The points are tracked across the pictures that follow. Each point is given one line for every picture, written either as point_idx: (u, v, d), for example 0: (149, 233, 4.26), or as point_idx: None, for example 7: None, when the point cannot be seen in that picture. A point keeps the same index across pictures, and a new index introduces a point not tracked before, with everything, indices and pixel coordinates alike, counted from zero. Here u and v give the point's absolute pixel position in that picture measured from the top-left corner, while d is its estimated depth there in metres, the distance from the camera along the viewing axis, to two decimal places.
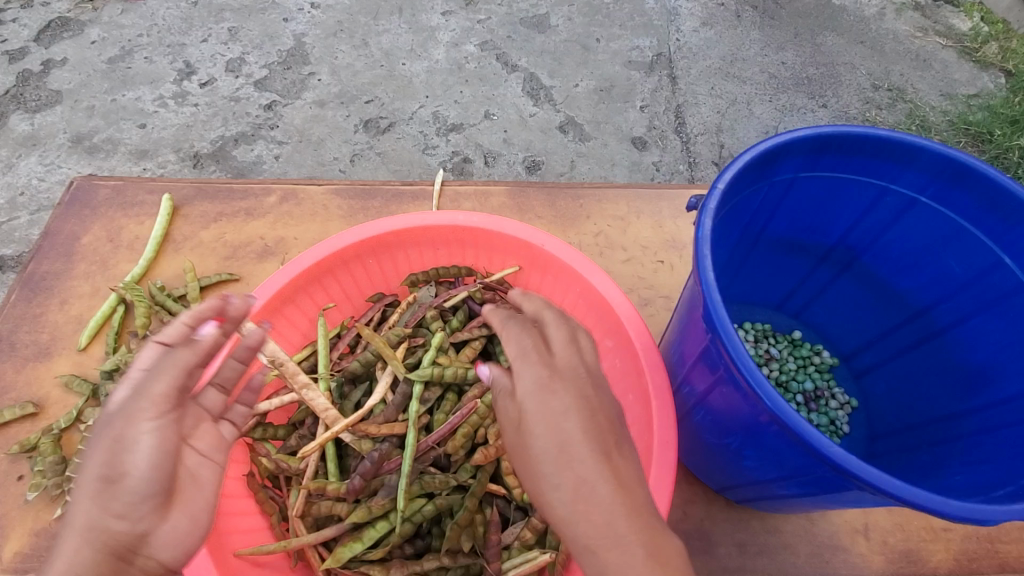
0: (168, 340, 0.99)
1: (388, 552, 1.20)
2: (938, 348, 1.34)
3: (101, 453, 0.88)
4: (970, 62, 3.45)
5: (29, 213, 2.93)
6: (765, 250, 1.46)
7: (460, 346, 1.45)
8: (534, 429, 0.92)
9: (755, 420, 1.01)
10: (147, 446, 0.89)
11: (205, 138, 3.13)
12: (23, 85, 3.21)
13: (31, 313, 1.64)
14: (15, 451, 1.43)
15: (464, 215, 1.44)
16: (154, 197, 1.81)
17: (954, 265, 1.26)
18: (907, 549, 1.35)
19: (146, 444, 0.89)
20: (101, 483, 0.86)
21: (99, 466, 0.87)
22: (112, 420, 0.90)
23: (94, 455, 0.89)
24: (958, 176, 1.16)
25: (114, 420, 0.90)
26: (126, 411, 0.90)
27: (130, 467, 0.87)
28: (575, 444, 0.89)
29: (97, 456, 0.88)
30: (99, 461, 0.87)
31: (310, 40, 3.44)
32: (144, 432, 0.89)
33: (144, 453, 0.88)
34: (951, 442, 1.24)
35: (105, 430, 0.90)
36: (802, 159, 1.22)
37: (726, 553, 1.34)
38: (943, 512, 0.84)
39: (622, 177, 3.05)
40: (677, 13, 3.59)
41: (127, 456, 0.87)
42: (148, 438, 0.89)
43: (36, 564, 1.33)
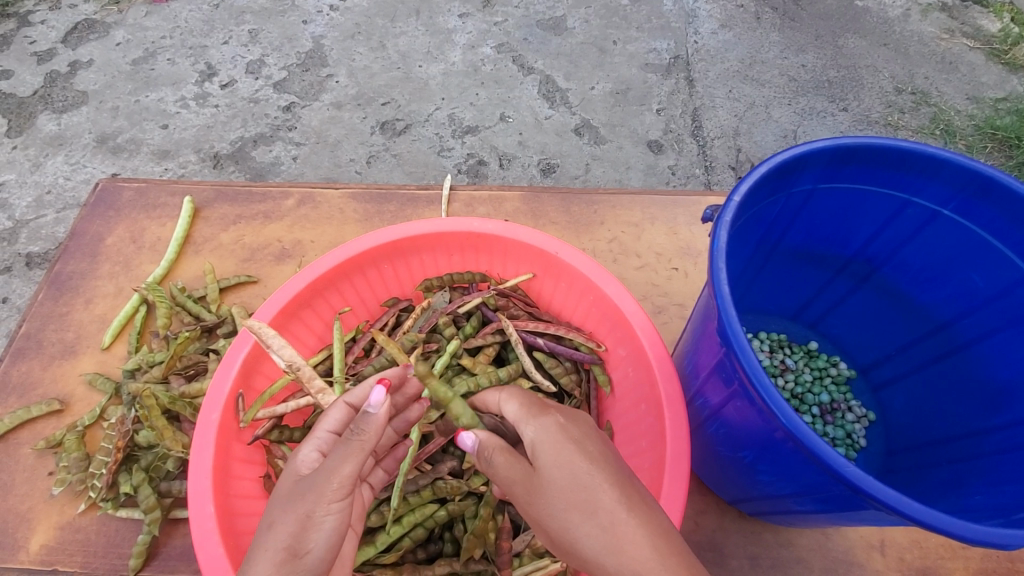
0: (348, 406, 1.06)
1: (401, 556, 1.22)
2: (961, 363, 1.32)
3: (289, 523, 0.88)
4: (997, 65, 3.37)
5: (56, 211, 3.00)
6: (783, 261, 1.45)
7: (474, 352, 1.46)
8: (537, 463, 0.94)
9: (770, 435, 1.01)
10: (333, 526, 0.90)
11: (225, 139, 3.18)
12: (51, 86, 3.29)
13: (57, 312, 1.68)
14: (41, 447, 1.47)
15: (478, 222, 1.45)
16: (176, 199, 1.85)
17: (978, 280, 1.24)
18: (925, 567, 1.33)
19: (331, 524, 0.90)
20: (284, 557, 0.86)
21: (281, 538, 0.87)
22: (301, 493, 0.91)
23: (272, 527, 0.89)
24: (983, 189, 1.13)
25: (307, 491, 0.91)
26: (308, 489, 0.91)
27: (313, 544, 0.89)
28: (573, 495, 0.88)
29: (274, 527, 0.89)
30: (284, 530, 0.88)
31: (329, 42, 3.48)
32: (333, 512, 0.91)
33: (326, 531, 0.90)
34: (970, 460, 1.22)
35: (290, 501, 0.91)
36: (821, 171, 1.21)
37: (738, 566, 1.33)
38: (961, 535, 0.83)
39: (637, 180, 3.04)
40: (695, 15, 3.56)
41: (314, 534, 0.89)
42: (334, 518, 0.91)
43: (60, 558, 1.36)
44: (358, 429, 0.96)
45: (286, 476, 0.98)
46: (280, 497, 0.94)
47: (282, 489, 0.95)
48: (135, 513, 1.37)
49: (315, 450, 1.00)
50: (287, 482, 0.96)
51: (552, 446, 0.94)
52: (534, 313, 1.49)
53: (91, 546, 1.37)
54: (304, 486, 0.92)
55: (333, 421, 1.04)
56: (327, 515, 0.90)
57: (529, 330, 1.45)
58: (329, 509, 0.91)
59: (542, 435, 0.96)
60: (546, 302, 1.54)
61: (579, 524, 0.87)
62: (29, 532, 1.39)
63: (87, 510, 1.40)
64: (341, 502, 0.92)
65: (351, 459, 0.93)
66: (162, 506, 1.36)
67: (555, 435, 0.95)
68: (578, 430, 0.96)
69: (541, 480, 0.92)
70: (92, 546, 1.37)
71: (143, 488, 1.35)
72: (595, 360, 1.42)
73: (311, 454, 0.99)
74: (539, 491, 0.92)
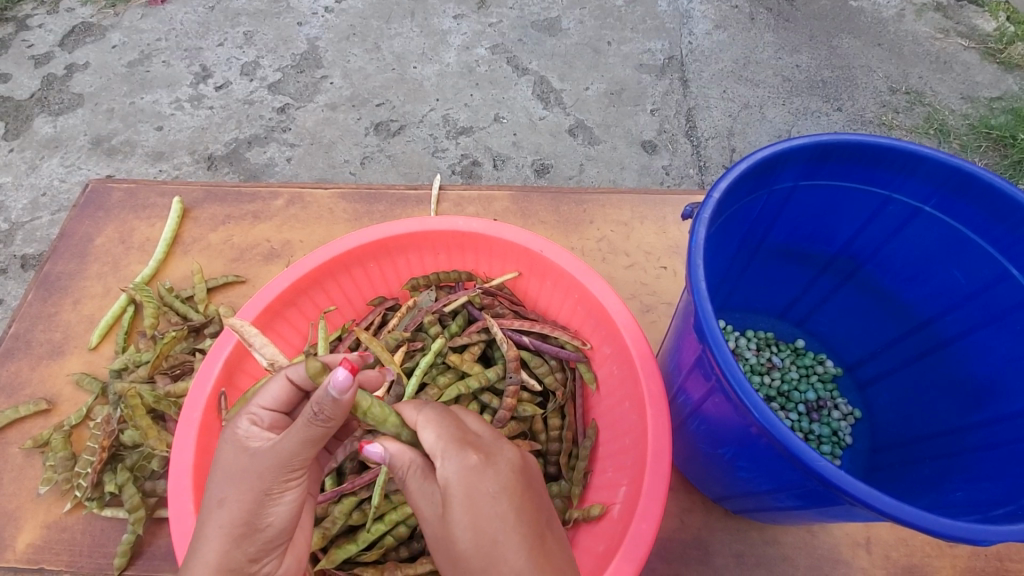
0: (291, 382, 0.98)
1: (383, 554, 1.22)
2: (943, 360, 1.32)
3: (245, 502, 0.89)
4: (993, 64, 3.38)
5: (50, 213, 3.01)
6: (767, 259, 1.46)
7: (460, 350, 1.45)
8: (455, 513, 0.82)
9: (747, 431, 1.02)
10: (292, 500, 0.93)
11: (220, 141, 3.18)
12: (47, 88, 3.30)
13: (46, 312, 1.68)
14: (27, 446, 1.47)
15: (463, 221, 1.46)
16: (166, 200, 1.85)
17: (959, 276, 1.24)
18: (910, 565, 1.33)
19: (290, 497, 0.93)
20: (242, 532, 0.89)
21: (238, 516, 0.89)
22: (256, 474, 0.89)
23: (225, 505, 0.89)
24: (963, 186, 1.14)
25: (262, 473, 0.89)
26: (264, 471, 0.89)
27: (271, 519, 0.92)
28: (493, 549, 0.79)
29: (231, 507, 0.89)
30: (240, 508, 0.89)
31: (324, 44, 3.49)
32: (291, 488, 0.93)
33: (285, 505, 0.93)
34: (953, 456, 1.22)
35: (244, 482, 0.89)
36: (802, 168, 1.21)
37: (723, 564, 1.33)
38: (932, 530, 0.83)
39: (631, 181, 3.04)
40: (690, 16, 3.57)
41: (272, 510, 0.92)
42: (293, 493, 0.93)
43: (45, 557, 1.36)
44: (324, 416, 0.85)
45: (227, 446, 0.93)
46: (227, 470, 0.92)
47: (227, 463, 0.92)
48: (120, 512, 1.37)
49: (251, 423, 0.95)
50: (232, 460, 0.92)
51: (460, 503, 0.82)
52: (519, 312, 1.50)
53: (76, 545, 1.37)
54: (258, 467, 0.89)
55: (274, 397, 0.96)
56: (285, 491, 0.92)
57: (515, 328, 1.45)
58: (287, 486, 0.92)
59: (460, 485, 0.83)
60: (533, 300, 1.54)
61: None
62: (14, 531, 1.39)
63: (72, 509, 1.40)
64: (299, 479, 0.93)
65: (311, 441, 0.89)
66: (146, 505, 1.36)
67: (462, 490, 0.83)
68: (492, 487, 0.82)
69: (451, 537, 0.82)
70: (77, 545, 1.37)
71: (127, 487, 1.36)
72: (581, 358, 1.42)
73: (250, 429, 0.94)
74: (447, 541, 0.83)
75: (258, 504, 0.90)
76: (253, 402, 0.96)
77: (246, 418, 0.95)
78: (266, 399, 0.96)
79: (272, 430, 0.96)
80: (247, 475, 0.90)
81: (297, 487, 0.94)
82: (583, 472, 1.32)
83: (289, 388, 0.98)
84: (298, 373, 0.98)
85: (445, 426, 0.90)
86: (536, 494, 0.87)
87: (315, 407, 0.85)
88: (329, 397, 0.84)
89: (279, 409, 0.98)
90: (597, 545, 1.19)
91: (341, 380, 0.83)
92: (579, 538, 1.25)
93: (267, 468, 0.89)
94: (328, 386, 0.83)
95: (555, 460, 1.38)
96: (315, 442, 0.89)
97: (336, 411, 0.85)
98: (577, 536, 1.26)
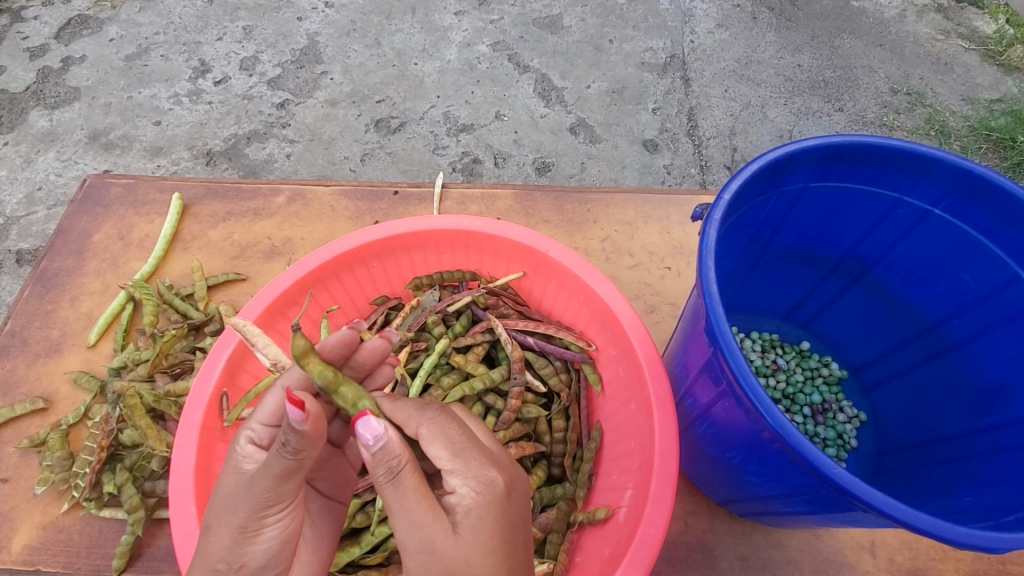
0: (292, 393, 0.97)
1: (386, 557, 1.22)
2: (951, 364, 1.31)
3: (224, 537, 0.89)
4: (993, 66, 3.37)
5: (46, 208, 2.97)
6: (774, 260, 1.45)
7: (464, 350, 1.45)
8: (459, 533, 0.82)
9: (758, 436, 1.01)
10: (273, 536, 0.92)
11: (219, 136, 3.15)
12: (43, 81, 3.26)
13: (43, 309, 1.66)
14: (24, 446, 1.45)
15: (468, 220, 1.45)
16: (165, 196, 1.83)
17: (969, 280, 1.24)
18: (915, 568, 1.32)
19: (271, 533, 0.92)
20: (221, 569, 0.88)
21: (218, 551, 0.89)
22: (234, 507, 0.89)
23: (207, 535, 0.90)
24: (975, 188, 1.13)
25: (240, 506, 0.88)
26: (241, 506, 0.88)
27: (250, 557, 0.90)
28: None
29: (211, 538, 0.89)
30: (220, 542, 0.89)
31: (324, 39, 3.46)
32: (272, 522, 0.91)
33: (265, 543, 0.91)
34: (960, 461, 1.21)
35: (224, 514, 0.89)
36: (812, 170, 1.20)
37: (728, 567, 1.32)
38: (948, 538, 0.82)
39: (632, 180, 3.02)
40: (692, 14, 3.55)
41: (250, 547, 0.90)
42: (274, 528, 0.92)
43: (42, 558, 1.34)
44: (291, 449, 0.84)
45: (224, 471, 0.94)
46: (218, 497, 0.92)
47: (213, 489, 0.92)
48: (118, 513, 1.35)
49: (249, 442, 0.95)
50: (222, 488, 0.92)
51: (484, 524, 0.82)
52: (524, 312, 1.48)
53: (74, 546, 1.35)
54: (237, 499, 0.89)
55: (271, 412, 0.96)
56: (266, 526, 0.91)
57: (519, 328, 1.44)
58: (266, 522, 0.90)
59: (478, 506, 0.83)
60: (537, 300, 1.53)
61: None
62: (11, 531, 1.37)
63: (70, 509, 1.39)
64: (280, 513, 0.91)
65: (285, 478, 0.87)
66: (145, 505, 1.34)
67: (490, 512, 0.83)
68: (514, 512, 0.86)
69: (444, 553, 0.81)
70: (75, 546, 1.35)
71: (127, 488, 1.34)
72: (585, 359, 1.41)
73: (247, 448, 0.94)
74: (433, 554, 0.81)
75: (235, 539, 0.89)
76: (252, 418, 0.95)
77: (244, 436, 0.95)
78: (263, 415, 0.95)
79: (264, 453, 0.95)
80: (229, 507, 0.89)
81: (277, 522, 0.92)
82: (587, 474, 1.31)
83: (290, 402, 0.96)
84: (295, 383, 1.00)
85: (461, 437, 0.88)
86: (525, 521, 0.89)
87: (284, 438, 0.84)
88: (294, 429, 0.83)
89: (276, 427, 0.96)
90: (603, 548, 1.19)
91: (298, 414, 0.81)
92: (584, 541, 1.25)
93: (245, 501, 0.88)
94: (285, 418, 0.82)
95: (559, 462, 1.37)
96: (290, 475, 0.87)
97: (303, 443, 0.84)
98: (581, 540, 1.25)
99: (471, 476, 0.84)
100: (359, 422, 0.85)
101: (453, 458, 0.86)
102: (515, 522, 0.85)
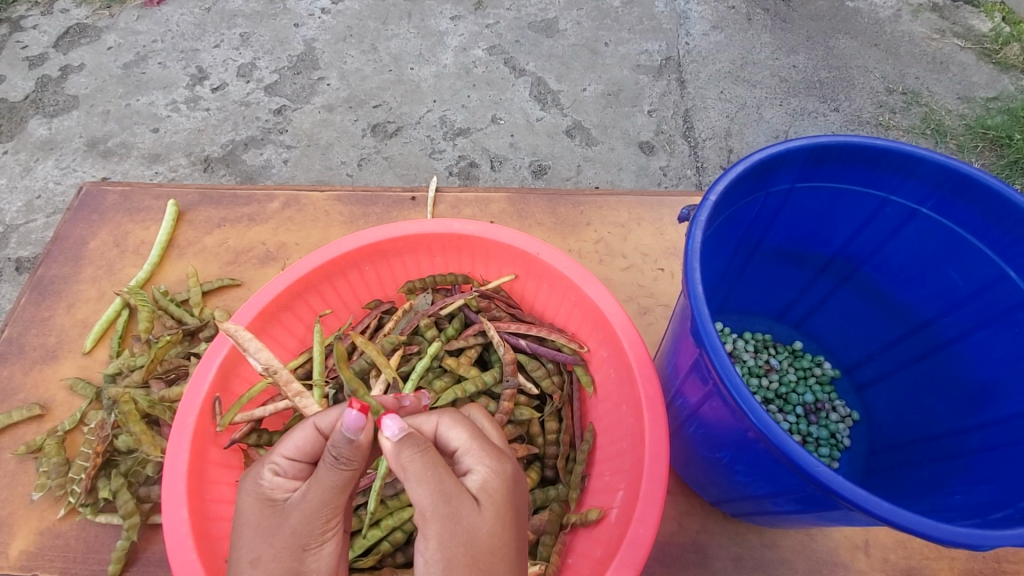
0: (317, 430, 0.97)
1: (379, 559, 1.24)
2: (942, 362, 1.32)
3: (283, 560, 0.88)
4: (989, 64, 3.38)
5: (45, 216, 2.99)
6: (764, 261, 1.46)
7: (456, 354, 1.46)
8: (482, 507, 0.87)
9: (745, 436, 1.02)
10: (332, 551, 0.92)
11: (216, 143, 3.17)
12: (42, 90, 3.29)
13: (40, 316, 1.67)
14: (21, 452, 1.46)
15: (459, 224, 1.46)
16: (160, 203, 1.84)
17: (957, 278, 1.24)
18: (909, 567, 1.32)
19: (328, 550, 0.92)
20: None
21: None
22: (290, 530, 0.89)
23: (260, 565, 0.88)
24: (960, 188, 1.14)
25: (296, 526, 0.89)
26: (298, 526, 0.89)
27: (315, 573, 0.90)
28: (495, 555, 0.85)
29: (267, 565, 0.88)
30: (279, 567, 0.88)
31: (321, 45, 3.48)
32: (327, 539, 0.92)
33: (324, 559, 0.91)
34: (951, 459, 1.22)
35: (278, 539, 0.89)
36: (799, 170, 1.21)
37: (722, 567, 1.32)
38: (931, 535, 0.82)
39: (628, 182, 3.03)
40: (687, 16, 3.57)
41: (312, 564, 0.90)
42: (330, 544, 0.92)
43: (40, 564, 1.35)
44: (345, 459, 0.87)
45: (248, 499, 0.94)
46: (259, 528, 0.91)
47: (255, 519, 0.92)
48: (114, 518, 1.36)
49: (274, 474, 0.96)
50: (261, 513, 0.92)
51: (498, 500, 0.89)
52: (516, 314, 1.49)
53: (70, 552, 1.36)
54: (291, 522, 0.89)
55: (298, 447, 0.96)
56: (323, 543, 0.91)
57: (511, 331, 1.44)
58: (324, 538, 0.91)
59: (494, 482, 0.90)
60: (530, 303, 1.54)
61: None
62: (9, 537, 1.38)
63: (67, 515, 1.39)
64: (334, 529, 0.92)
65: (340, 489, 0.89)
66: (140, 511, 1.35)
67: (501, 487, 0.90)
68: (519, 496, 0.93)
69: (469, 524, 0.85)
70: (71, 552, 1.36)
71: (122, 493, 1.35)
72: (578, 360, 1.41)
73: (274, 480, 0.96)
74: (456, 527, 0.84)
75: (295, 561, 0.89)
76: (275, 452, 0.96)
77: (269, 469, 0.96)
78: (290, 449, 0.96)
79: (296, 479, 0.97)
80: (280, 532, 0.89)
81: (331, 538, 0.92)
82: (580, 476, 1.31)
83: (315, 438, 0.97)
84: (324, 422, 0.97)
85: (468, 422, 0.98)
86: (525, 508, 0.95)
87: (336, 450, 0.87)
88: (345, 439, 0.86)
89: (304, 458, 0.98)
90: (595, 549, 1.19)
91: (356, 421, 0.85)
92: (577, 542, 1.24)
93: (301, 521, 0.89)
94: (342, 428, 0.86)
95: (552, 464, 1.37)
96: (345, 486, 0.90)
97: (353, 453, 0.87)
98: (574, 541, 1.25)
99: (486, 456, 0.93)
100: (383, 421, 0.89)
101: (469, 444, 0.94)
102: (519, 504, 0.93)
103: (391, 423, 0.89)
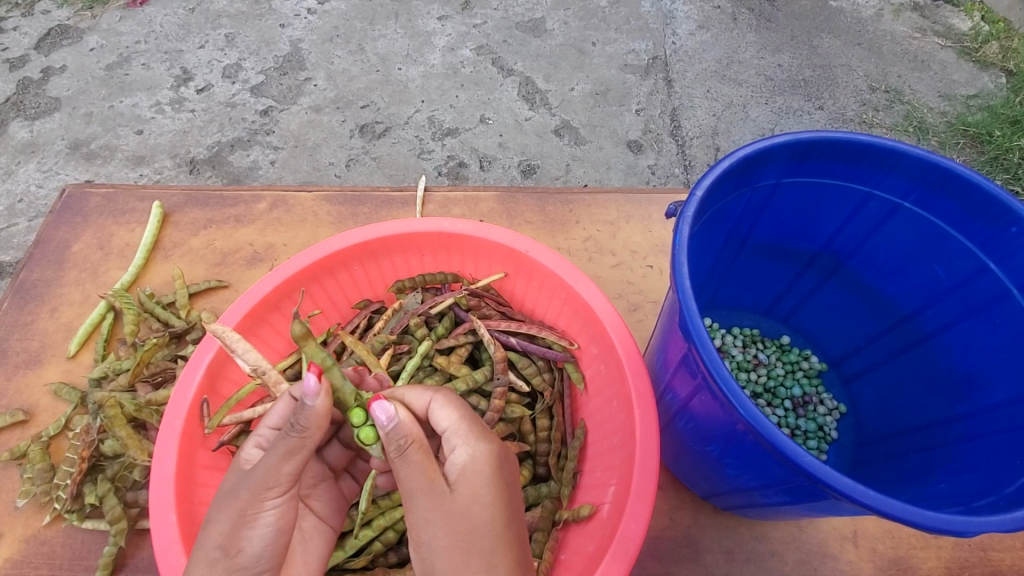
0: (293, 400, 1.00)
1: (371, 559, 1.24)
2: (924, 354, 1.34)
3: (223, 525, 0.90)
4: (970, 62, 3.43)
5: (28, 220, 2.95)
6: (752, 255, 1.47)
7: (446, 352, 1.45)
8: (460, 488, 0.91)
9: (734, 429, 1.03)
10: (269, 522, 0.92)
11: (202, 144, 3.13)
12: (23, 92, 3.23)
13: (22, 321, 1.64)
14: (4, 459, 1.43)
15: (449, 222, 1.45)
16: (144, 205, 1.81)
17: (939, 271, 1.26)
18: (897, 556, 1.34)
19: (268, 519, 0.92)
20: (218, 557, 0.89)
21: (214, 541, 0.89)
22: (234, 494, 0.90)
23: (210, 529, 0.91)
24: (941, 182, 1.16)
25: (241, 490, 0.90)
26: (242, 490, 0.90)
27: (246, 543, 0.91)
28: (474, 535, 0.89)
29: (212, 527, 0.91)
30: (219, 531, 0.90)
31: (307, 45, 3.45)
32: (270, 508, 0.92)
33: (263, 529, 0.92)
34: (936, 449, 1.24)
35: (225, 503, 0.91)
36: (783, 166, 1.22)
37: (713, 561, 1.33)
38: (915, 523, 0.83)
39: (617, 181, 3.05)
40: (674, 16, 3.59)
41: (247, 533, 0.91)
42: (270, 514, 0.92)
43: (25, 571, 1.33)
44: (299, 427, 0.88)
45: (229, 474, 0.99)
46: (220, 495, 0.94)
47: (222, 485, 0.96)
48: (101, 523, 1.34)
49: (256, 446, 1.01)
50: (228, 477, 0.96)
51: (478, 482, 0.91)
52: (506, 313, 1.49)
53: (57, 559, 1.34)
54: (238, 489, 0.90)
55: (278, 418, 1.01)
56: (262, 511, 0.91)
57: (501, 329, 1.44)
58: (262, 506, 0.91)
59: (472, 465, 0.92)
60: (519, 302, 1.54)
61: (466, 565, 0.87)
62: None
63: (53, 521, 1.37)
64: (279, 498, 0.92)
65: (289, 455, 0.90)
66: (128, 516, 1.33)
67: (485, 468, 0.92)
68: (506, 476, 0.94)
69: (449, 503, 0.89)
70: (58, 558, 1.34)
71: (108, 498, 1.32)
72: (568, 358, 1.42)
73: (254, 452, 1.00)
74: (439, 508, 0.88)
75: (231, 527, 0.89)
76: (261, 424, 1.01)
77: (252, 443, 1.00)
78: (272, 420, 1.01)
79: None
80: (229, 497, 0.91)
81: (273, 509, 0.92)
82: (572, 472, 1.31)
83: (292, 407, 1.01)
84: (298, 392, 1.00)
85: (459, 402, 0.99)
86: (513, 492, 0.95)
87: (297, 420, 0.88)
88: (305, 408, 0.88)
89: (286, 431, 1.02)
90: (586, 545, 1.20)
91: (313, 386, 0.86)
92: (569, 539, 1.25)
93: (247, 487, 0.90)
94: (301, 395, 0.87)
95: (544, 461, 1.37)
96: (293, 452, 0.90)
97: (312, 419, 0.88)
98: (567, 538, 1.25)
99: (470, 441, 0.94)
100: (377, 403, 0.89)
101: (454, 429, 0.95)
102: (507, 482, 0.94)
103: (384, 410, 0.89)
